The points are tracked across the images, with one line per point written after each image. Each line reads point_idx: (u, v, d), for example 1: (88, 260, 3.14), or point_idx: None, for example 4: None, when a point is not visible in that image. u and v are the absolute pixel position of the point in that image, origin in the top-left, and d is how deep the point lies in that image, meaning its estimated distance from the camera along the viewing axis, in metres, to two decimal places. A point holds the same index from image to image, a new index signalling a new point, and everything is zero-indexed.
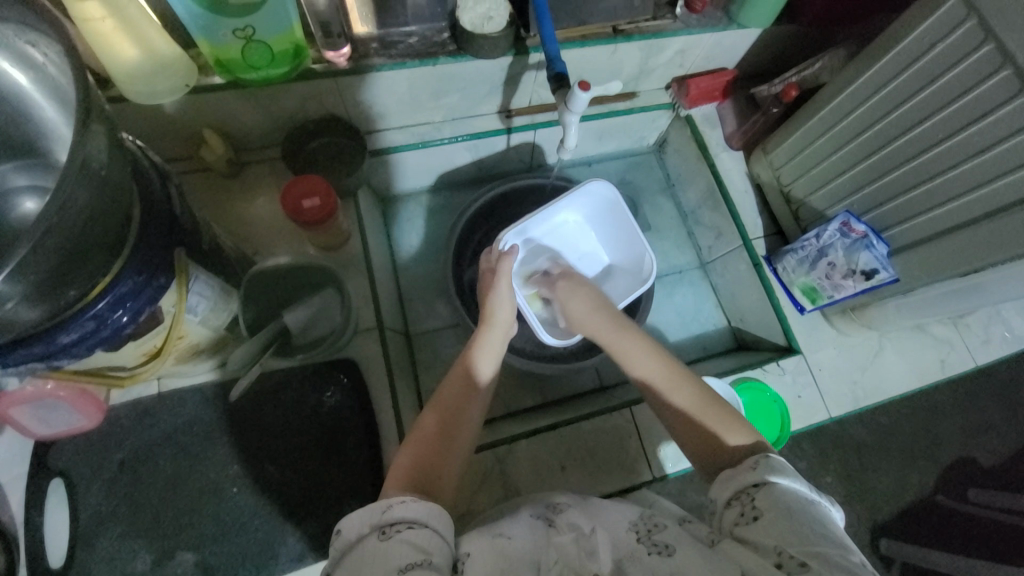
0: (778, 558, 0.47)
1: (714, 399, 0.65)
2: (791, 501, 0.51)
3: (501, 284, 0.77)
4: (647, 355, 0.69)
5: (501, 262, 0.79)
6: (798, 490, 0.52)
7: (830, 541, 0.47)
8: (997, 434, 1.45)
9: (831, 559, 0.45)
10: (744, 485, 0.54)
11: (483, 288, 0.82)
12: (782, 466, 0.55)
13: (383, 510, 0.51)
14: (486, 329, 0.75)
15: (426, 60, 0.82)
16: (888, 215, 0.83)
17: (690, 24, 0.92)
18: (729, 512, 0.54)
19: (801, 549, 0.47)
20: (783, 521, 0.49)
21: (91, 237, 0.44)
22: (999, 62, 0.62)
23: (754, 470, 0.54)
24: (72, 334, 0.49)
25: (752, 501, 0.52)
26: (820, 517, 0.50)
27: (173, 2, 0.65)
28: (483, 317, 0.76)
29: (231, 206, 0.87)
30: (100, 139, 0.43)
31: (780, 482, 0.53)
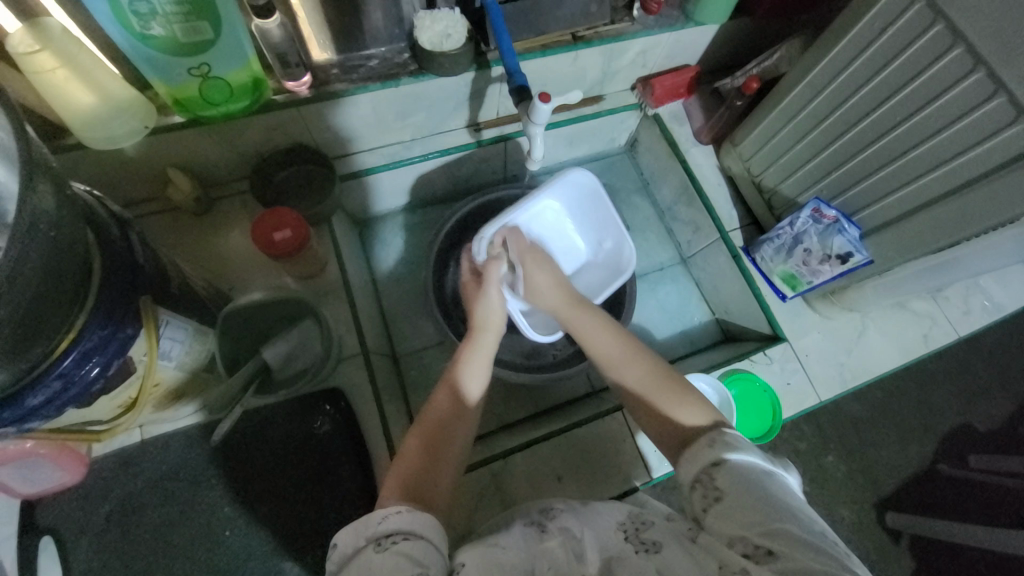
0: (745, 549, 0.46)
1: (672, 377, 0.66)
2: (748, 477, 0.50)
3: (490, 290, 0.81)
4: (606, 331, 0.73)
5: (489, 267, 0.83)
6: (755, 464, 0.52)
7: (790, 517, 0.47)
8: (990, 398, 1.47)
9: (794, 535, 0.45)
10: (703, 466, 0.53)
11: (468, 301, 0.85)
12: (739, 441, 0.54)
13: (379, 520, 0.50)
14: (479, 335, 0.76)
15: (388, 82, 0.82)
16: (857, 198, 0.83)
17: (648, 25, 0.93)
18: (694, 497, 0.53)
19: (763, 531, 0.46)
20: (744, 501, 0.48)
21: (50, 294, 0.44)
22: (949, 41, 0.63)
23: (711, 449, 0.54)
24: (40, 396, 0.48)
25: (713, 481, 0.52)
26: (780, 489, 0.49)
27: (125, 47, 0.65)
28: (474, 323, 0.78)
29: (203, 243, 0.86)
30: (50, 194, 0.42)
31: (737, 458, 0.52)
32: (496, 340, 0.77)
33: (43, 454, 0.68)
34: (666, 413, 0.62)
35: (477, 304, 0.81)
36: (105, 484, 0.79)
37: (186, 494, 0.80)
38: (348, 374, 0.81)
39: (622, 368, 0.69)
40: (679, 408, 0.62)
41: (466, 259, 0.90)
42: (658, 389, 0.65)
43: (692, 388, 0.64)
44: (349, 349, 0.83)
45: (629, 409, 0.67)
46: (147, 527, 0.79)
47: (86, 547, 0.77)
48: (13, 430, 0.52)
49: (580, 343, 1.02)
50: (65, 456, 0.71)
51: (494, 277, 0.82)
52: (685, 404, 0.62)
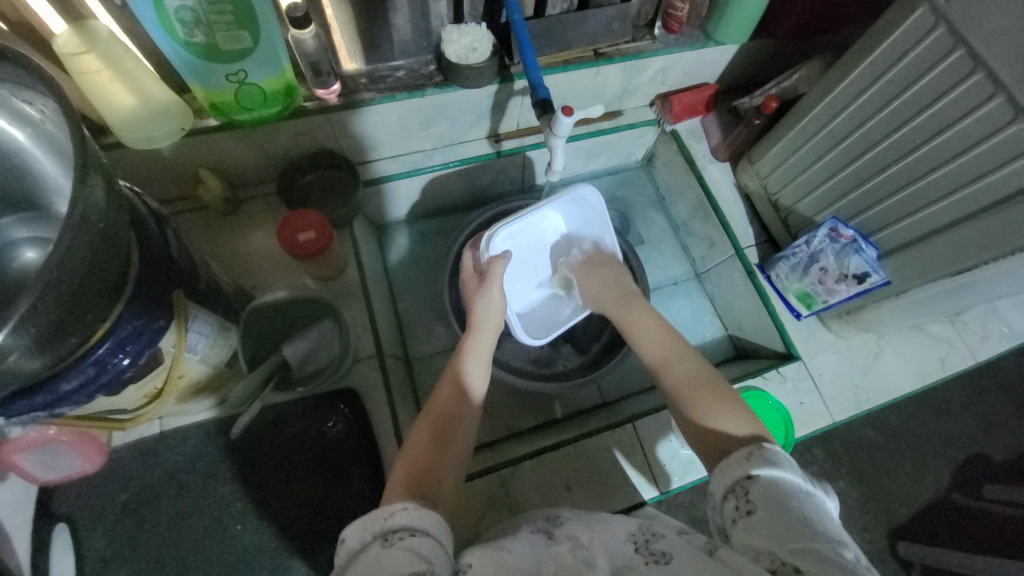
0: (772, 563, 0.46)
1: (713, 384, 0.66)
2: (782, 496, 0.49)
3: (492, 287, 0.79)
4: (655, 337, 0.74)
5: (492, 266, 0.81)
6: (791, 482, 0.51)
7: (822, 538, 0.46)
8: (1010, 429, 1.44)
9: (825, 556, 0.44)
10: (737, 478, 0.53)
11: (468, 298, 0.83)
12: (777, 457, 0.53)
13: (385, 517, 0.50)
14: (474, 333, 0.76)
15: (413, 92, 0.85)
16: (875, 219, 0.84)
17: (668, 44, 0.95)
18: (725, 507, 0.53)
19: (794, 549, 0.45)
20: (776, 517, 0.48)
21: (93, 283, 0.46)
22: (969, 66, 0.64)
23: (747, 461, 0.54)
24: (73, 382, 0.50)
25: (746, 493, 0.51)
26: (815, 512, 0.49)
27: (169, 52, 0.68)
28: (472, 320, 0.78)
29: (228, 242, 0.89)
30: (100, 188, 0.45)
31: (773, 474, 0.52)
32: (492, 337, 0.77)
33: (65, 440, 0.69)
34: (706, 421, 0.62)
35: (478, 299, 0.79)
36: (122, 474, 0.80)
37: (200, 488, 0.82)
38: (362, 376, 0.82)
39: (664, 372, 0.69)
40: (721, 416, 0.62)
41: (471, 258, 0.89)
42: (700, 393, 0.65)
43: (732, 395, 0.64)
44: (364, 350, 0.84)
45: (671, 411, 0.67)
46: (160, 518, 0.80)
47: (101, 536, 0.78)
48: (44, 414, 0.54)
49: (591, 354, 1.02)
50: (84, 444, 0.72)
51: (498, 275, 0.80)
52: (733, 411, 0.62)
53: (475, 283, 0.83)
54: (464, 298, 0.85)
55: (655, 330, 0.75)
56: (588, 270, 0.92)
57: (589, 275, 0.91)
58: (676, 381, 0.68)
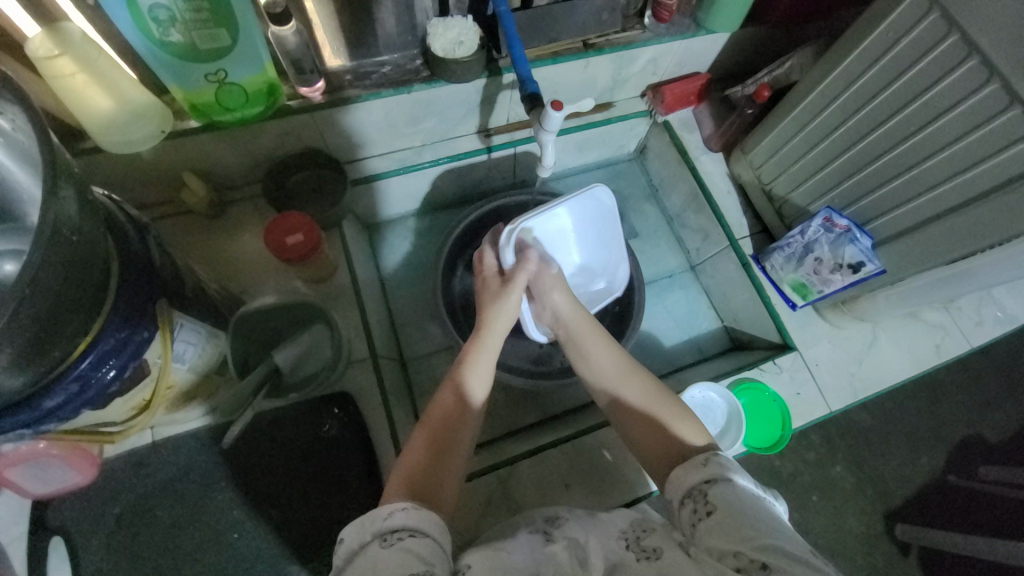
0: (738, 562, 0.47)
1: (668, 397, 0.68)
2: (740, 497, 0.52)
3: (512, 294, 0.77)
4: (606, 355, 0.73)
5: (518, 271, 0.78)
6: (744, 485, 0.54)
7: (779, 535, 0.48)
8: (1003, 410, 1.45)
9: (783, 550, 0.46)
10: (695, 483, 0.55)
11: (483, 297, 0.80)
12: (729, 463, 0.56)
13: (384, 516, 0.51)
14: (483, 335, 0.73)
15: (400, 88, 0.83)
16: (869, 208, 0.83)
17: (659, 33, 0.93)
18: (684, 512, 0.54)
19: (754, 546, 0.47)
20: (735, 517, 0.50)
21: (71, 298, 0.44)
22: (965, 51, 0.63)
23: (705, 467, 0.56)
24: (57, 399, 0.49)
25: (704, 497, 0.54)
26: (769, 511, 0.51)
27: (144, 52, 0.66)
28: (483, 321, 0.75)
29: (216, 246, 0.87)
30: (72, 200, 0.43)
31: (728, 477, 0.54)
32: (500, 341, 0.74)
33: (56, 454, 0.68)
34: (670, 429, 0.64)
35: (493, 301, 0.76)
36: (116, 486, 0.79)
37: (195, 497, 0.81)
38: (356, 379, 0.81)
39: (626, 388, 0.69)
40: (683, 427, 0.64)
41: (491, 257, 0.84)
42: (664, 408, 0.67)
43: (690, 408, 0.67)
44: (358, 353, 0.83)
45: (628, 426, 0.68)
46: (156, 529, 0.79)
47: (96, 548, 0.78)
48: (29, 431, 0.53)
49: None
50: (76, 457, 0.72)
51: (521, 282, 0.78)
52: (686, 422, 0.65)
53: (493, 287, 0.80)
54: (479, 296, 0.82)
55: (608, 352, 0.73)
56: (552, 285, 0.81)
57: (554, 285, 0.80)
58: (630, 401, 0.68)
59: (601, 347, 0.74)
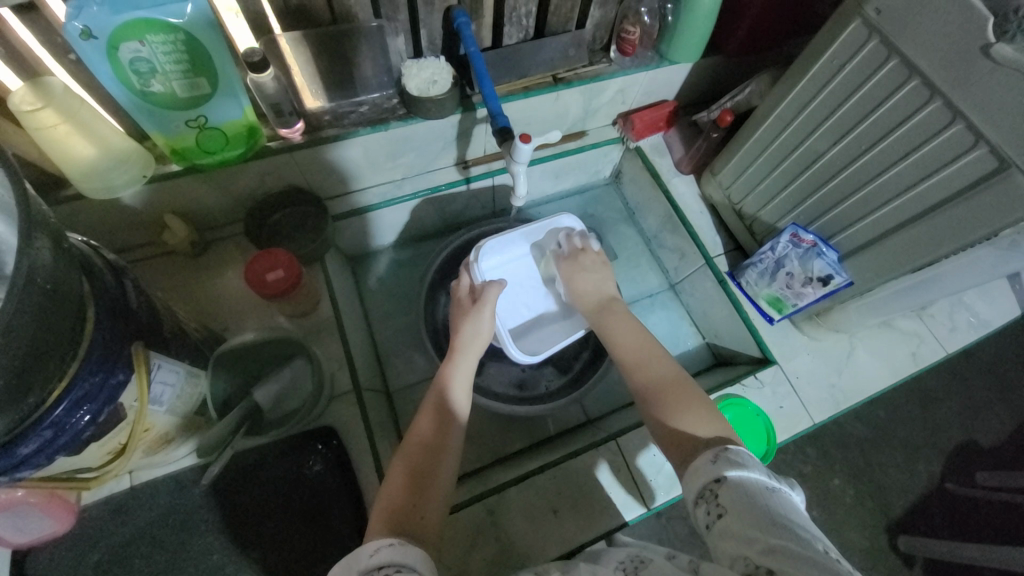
0: (748, 568, 0.46)
1: (688, 388, 0.69)
2: (750, 495, 0.51)
3: (483, 312, 0.80)
4: (632, 335, 0.79)
5: (488, 290, 0.82)
6: (758, 480, 0.52)
7: (792, 534, 0.47)
8: (993, 413, 1.47)
9: (795, 552, 0.45)
10: (707, 482, 0.54)
11: (455, 319, 0.83)
12: (743, 459, 0.55)
13: (370, 554, 0.50)
14: (455, 358, 0.75)
15: (377, 126, 0.86)
16: (833, 223, 0.86)
17: (624, 65, 0.99)
18: (698, 512, 0.53)
19: (764, 549, 0.46)
20: (744, 519, 0.49)
21: (45, 342, 0.45)
22: (905, 73, 0.67)
23: (714, 465, 0.55)
24: (31, 446, 0.49)
25: (716, 497, 0.52)
26: (781, 506, 0.50)
27: (126, 103, 0.68)
28: (454, 345, 0.77)
29: (197, 285, 0.88)
30: (46, 247, 0.44)
31: (740, 475, 0.53)
32: (475, 363, 0.76)
33: (33, 502, 0.67)
34: (675, 421, 0.65)
35: (468, 321, 0.79)
36: (93, 534, 0.77)
37: (176, 543, 0.79)
38: (340, 413, 0.81)
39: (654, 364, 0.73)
40: (694, 420, 0.64)
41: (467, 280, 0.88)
42: (675, 395, 0.68)
43: (707, 401, 0.67)
44: (341, 386, 0.83)
45: (643, 409, 0.70)
46: None
47: None
48: (3, 480, 0.52)
49: (572, 372, 1.02)
50: (54, 504, 0.71)
51: (492, 300, 0.81)
52: (701, 417, 0.64)
53: (465, 306, 0.83)
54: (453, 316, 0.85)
55: (633, 336, 0.79)
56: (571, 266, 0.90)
57: (576, 275, 0.90)
58: (646, 382, 0.71)
59: (630, 330, 0.80)
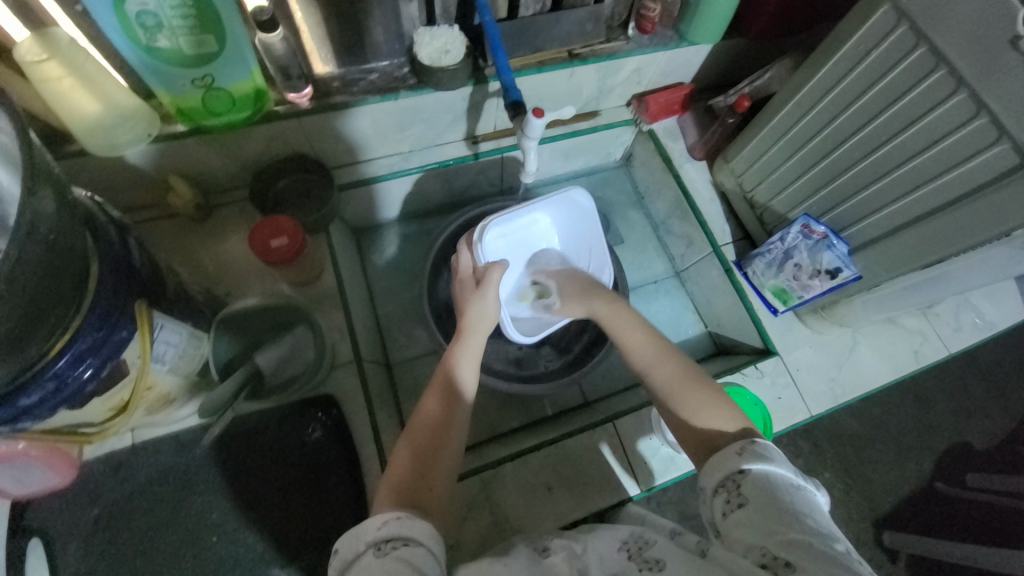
0: (763, 558, 0.46)
1: (698, 379, 0.68)
2: (773, 489, 0.51)
3: (488, 292, 0.80)
4: (636, 329, 0.77)
5: (490, 271, 0.81)
6: (781, 476, 0.53)
7: (811, 531, 0.47)
8: (988, 417, 1.47)
9: (812, 548, 0.45)
10: (728, 473, 0.55)
11: (461, 301, 0.83)
12: (768, 453, 0.56)
13: (377, 527, 0.51)
14: (462, 342, 0.75)
15: (387, 95, 0.84)
16: (845, 215, 0.85)
17: (642, 44, 0.96)
18: (717, 501, 0.54)
19: (783, 540, 0.47)
20: (764, 511, 0.50)
21: (47, 295, 0.45)
22: (932, 63, 0.65)
23: (739, 456, 0.56)
24: (33, 397, 0.49)
25: (737, 488, 0.53)
26: (802, 503, 0.51)
27: (132, 58, 0.67)
28: (462, 327, 0.77)
29: (202, 248, 0.88)
30: (50, 199, 0.44)
31: (763, 468, 0.54)
32: (483, 341, 0.77)
33: (34, 455, 0.67)
34: (694, 420, 0.64)
35: (473, 303, 0.79)
36: (95, 487, 0.79)
37: (175, 500, 0.80)
38: (340, 382, 0.82)
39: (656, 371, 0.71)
40: (710, 415, 0.64)
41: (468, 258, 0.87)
42: (686, 390, 0.67)
43: (719, 391, 0.67)
44: (342, 356, 0.83)
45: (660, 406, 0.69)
46: (134, 533, 0.79)
47: (73, 551, 0.77)
48: (6, 429, 0.53)
49: (572, 353, 1.02)
50: (55, 458, 0.71)
51: (495, 280, 0.80)
52: (714, 410, 0.64)
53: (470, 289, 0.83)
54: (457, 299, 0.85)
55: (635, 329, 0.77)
56: (569, 276, 0.94)
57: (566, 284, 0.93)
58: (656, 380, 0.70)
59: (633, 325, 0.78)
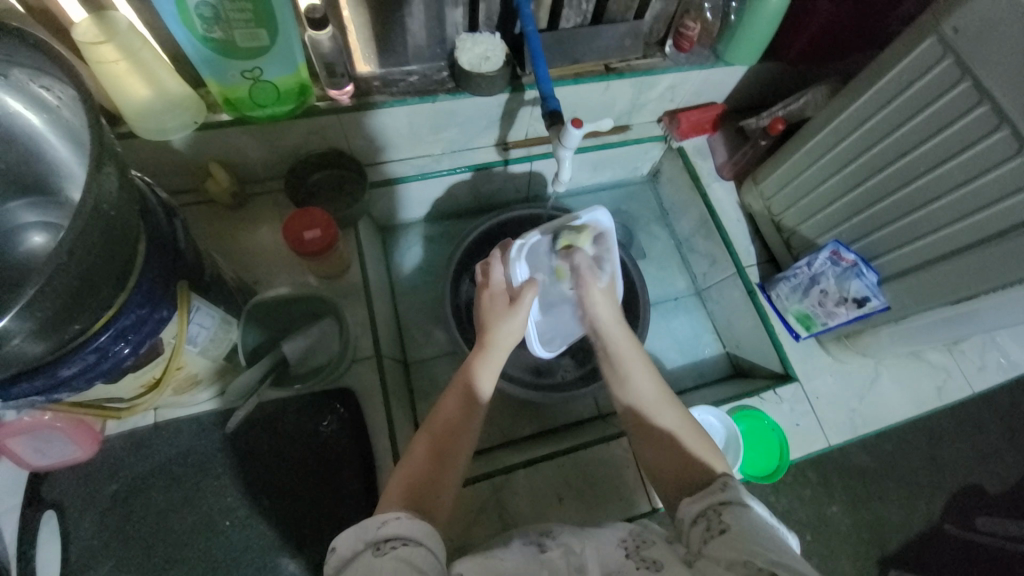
0: (747, 570, 0.46)
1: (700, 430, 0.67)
2: (754, 521, 0.52)
3: (518, 313, 0.73)
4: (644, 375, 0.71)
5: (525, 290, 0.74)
6: (761, 514, 0.53)
7: (791, 557, 0.48)
8: (1005, 461, 1.43)
9: (795, 569, 0.46)
10: (711, 502, 0.55)
11: (485, 314, 0.75)
12: (748, 491, 0.56)
13: (379, 526, 0.51)
14: (484, 355, 0.70)
15: (425, 97, 0.86)
16: (877, 244, 0.84)
17: (679, 62, 0.97)
18: (695, 529, 0.54)
19: (765, 560, 0.47)
20: (746, 535, 0.50)
21: (99, 272, 0.46)
22: (975, 98, 0.65)
23: (723, 491, 0.56)
24: (72, 368, 0.50)
25: (718, 516, 0.53)
26: (782, 539, 0.51)
27: (187, 48, 0.69)
28: (486, 339, 0.71)
29: (235, 235, 0.89)
30: (112, 178, 0.45)
31: (746, 503, 0.54)
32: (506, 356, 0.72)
33: (59, 427, 0.70)
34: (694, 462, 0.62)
35: (502, 320, 0.72)
36: (113, 464, 0.80)
37: (190, 483, 0.81)
38: (359, 376, 0.82)
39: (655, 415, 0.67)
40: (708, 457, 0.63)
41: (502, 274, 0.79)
42: (691, 438, 0.65)
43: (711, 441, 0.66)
44: (363, 351, 0.84)
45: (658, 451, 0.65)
46: (147, 512, 0.79)
47: (86, 527, 0.78)
48: (40, 399, 0.54)
49: (589, 365, 1.01)
50: (78, 431, 0.73)
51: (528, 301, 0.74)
52: (710, 451, 0.64)
53: (497, 304, 0.75)
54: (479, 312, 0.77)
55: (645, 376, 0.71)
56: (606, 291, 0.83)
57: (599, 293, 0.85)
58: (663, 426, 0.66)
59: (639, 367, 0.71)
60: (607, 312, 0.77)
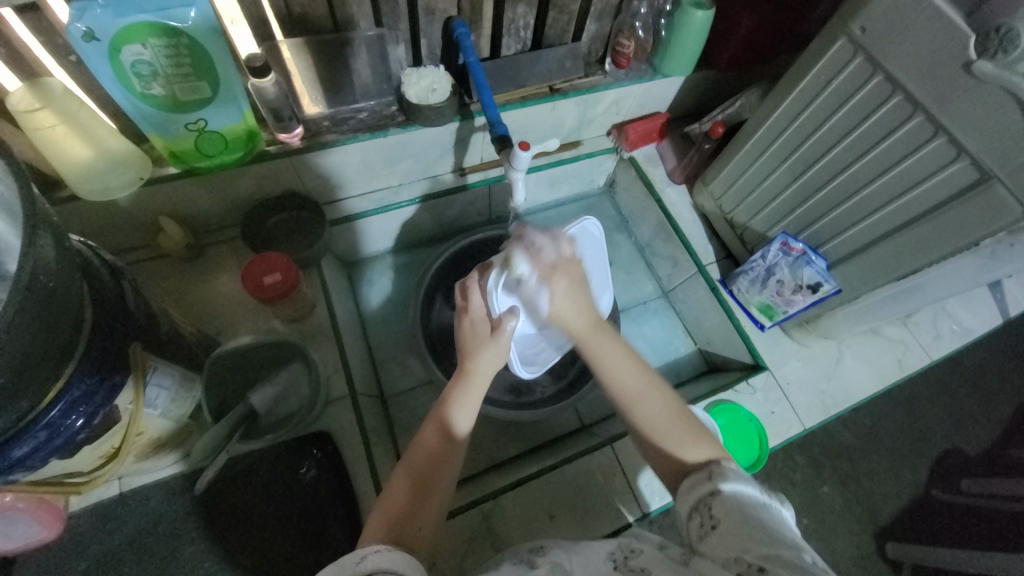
0: (738, 567, 0.47)
1: (688, 420, 0.65)
2: (744, 508, 0.52)
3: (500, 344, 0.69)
4: (628, 364, 0.67)
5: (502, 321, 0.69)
6: (752, 496, 0.54)
7: (784, 544, 0.48)
8: (977, 421, 1.50)
9: (783, 559, 0.46)
10: (701, 496, 0.56)
11: (464, 343, 0.70)
12: (733, 472, 0.57)
13: (358, 560, 0.48)
14: (463, 384, 0.67)
15: (376, 132, 0.87)
16: (820, 232, 0.89)
17: (619, 77, 1.01)
18: (692, 525, 0.55)
19: (755, 554, 0.47)
20: (737, 526, 0.50)
21: (43, 344, 0.44)
22: (888, 89, 0.70)
23: (709, 480, 0.56)
24: (25, 447, 0.48)
25: (709, 510, 0.54)
26: (773, 520, 0.51)
27: (127, 105, 0.68)
28: (464, 369, 0.68)
29: (193, 288, 0.88)
30: (50, 247, 0.44)
31: (735, 489, 0.54)
32: (486, 383, 0.69)
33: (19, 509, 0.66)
34: (684, 453, 0.62)
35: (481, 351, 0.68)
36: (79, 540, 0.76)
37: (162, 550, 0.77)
38: (334, 418, 0.81)
39: (645, 406, 0.66)
40: (697, 449, 0.62)
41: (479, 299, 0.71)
42: (679, 429, 0.64)
43: (699, 424, 0.65)
44: (336, 391, 0.82)
45: (643, 446, 0.66)
46: None
47: None
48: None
49: (567, 378, 1.02)
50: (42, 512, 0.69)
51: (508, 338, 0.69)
52: (697, 442, 0.63)
53: (479, 334, 0.69)
54: (458, 340, 0.71)
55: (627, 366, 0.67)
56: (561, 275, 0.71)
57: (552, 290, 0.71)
58: (651, 417, 0.65)
59: (618, 358, 0.68)
60: (577, 323, 0.69)
